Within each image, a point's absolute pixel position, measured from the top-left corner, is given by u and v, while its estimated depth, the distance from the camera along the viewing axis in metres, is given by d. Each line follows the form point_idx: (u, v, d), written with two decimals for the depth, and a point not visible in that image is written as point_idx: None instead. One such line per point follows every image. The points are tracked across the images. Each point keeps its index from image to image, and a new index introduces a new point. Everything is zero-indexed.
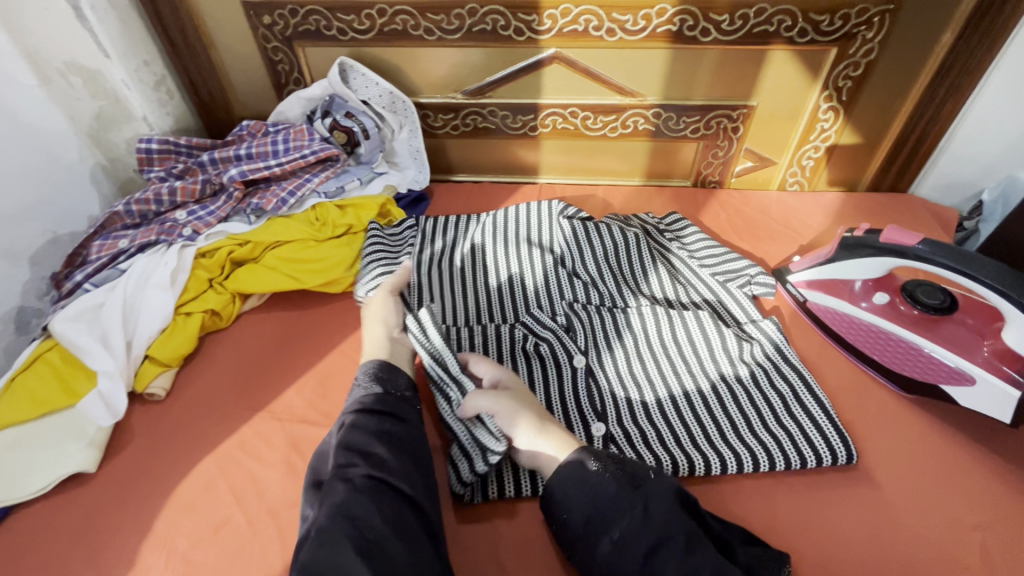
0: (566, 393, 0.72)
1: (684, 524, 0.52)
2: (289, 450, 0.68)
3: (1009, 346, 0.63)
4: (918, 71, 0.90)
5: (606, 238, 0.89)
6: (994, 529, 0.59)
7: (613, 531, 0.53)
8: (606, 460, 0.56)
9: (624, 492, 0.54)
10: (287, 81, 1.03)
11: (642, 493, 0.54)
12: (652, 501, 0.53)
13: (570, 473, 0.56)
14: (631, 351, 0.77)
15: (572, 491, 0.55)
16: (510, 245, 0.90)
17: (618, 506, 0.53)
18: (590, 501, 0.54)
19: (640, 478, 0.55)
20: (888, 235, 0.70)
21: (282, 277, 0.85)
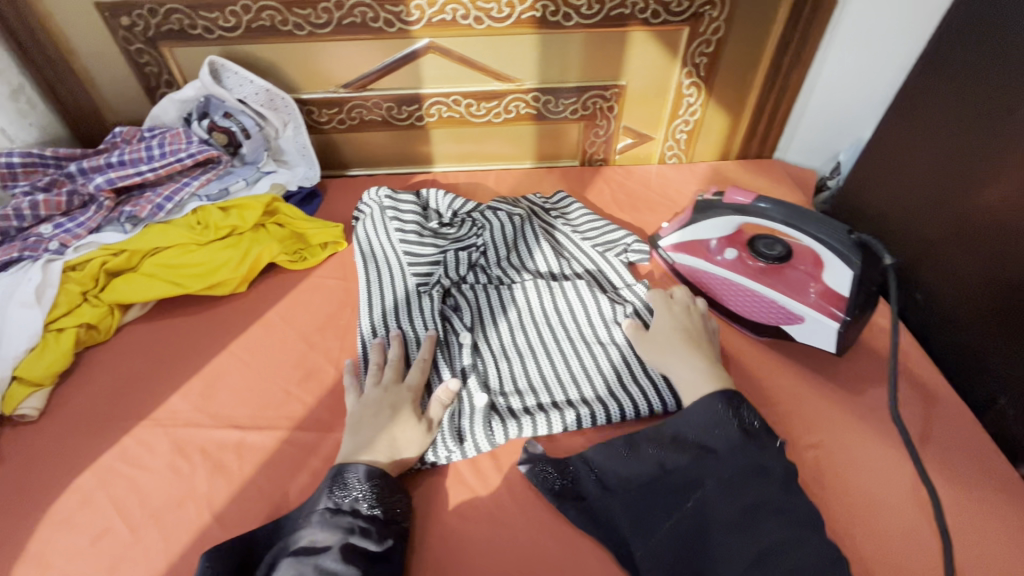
0: (460, 367, 0.75)
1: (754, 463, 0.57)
2: (173, 455, 0.68)
3: (831, 287, 0.71)
4: (763, 45, 0.99)
5: (491, 217, 0.91)
6: (827, 446, 0.67)
7: (721, 472, 0.57)
8: (733, 399, 0.62)
9: (751, 447, 0.58)
10: (158, 84, 0.99)
11: (765, 449, 0.58)
12: (776, 466, 0.57)
13: (709, 417, 0.61)
14: (515, 320, 0.81)
15: (704, 435, 0.60)
16: (398, 231, 0.90)
17: (746, 454, 0.58)
18: (724, 448, 0.59)
19: (770, 444, 0.59)
20: (729, 194, 0.78)
21: (163, 284, 0.83)
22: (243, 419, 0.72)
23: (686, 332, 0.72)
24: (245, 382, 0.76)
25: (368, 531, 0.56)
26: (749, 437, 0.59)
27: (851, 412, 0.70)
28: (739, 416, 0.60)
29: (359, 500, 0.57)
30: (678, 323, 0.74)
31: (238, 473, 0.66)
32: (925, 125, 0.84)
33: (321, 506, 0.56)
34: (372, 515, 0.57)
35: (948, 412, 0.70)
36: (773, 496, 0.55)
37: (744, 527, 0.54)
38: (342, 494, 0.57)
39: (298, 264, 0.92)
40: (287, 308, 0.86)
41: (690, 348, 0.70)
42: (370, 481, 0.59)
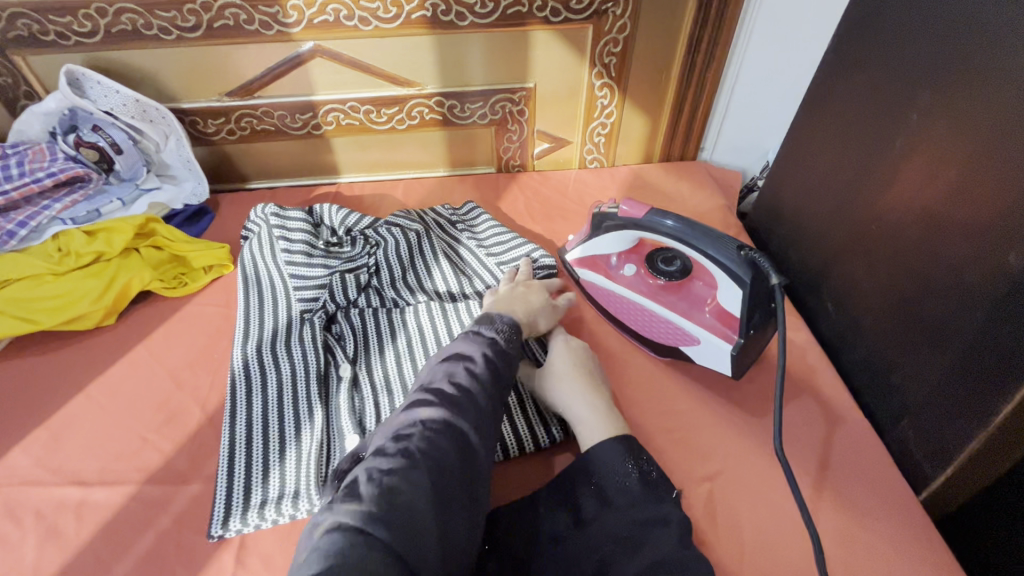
0: (335, 405, 0.68)
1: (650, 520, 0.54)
2: (2, 520, 0.61)
3: (723, 306, 0.66)
4: (675, 43, 0.94)
5: (388, 233, 0.85)
6: (722, 477, 0.63)
7: (622, 531, 0.54)
8: (637, 450, 0.60)
9: (646, 499, 0.56)
10: (17, 96, 0.90)
11: (661, 502, 0.56)
12: (669, 517, 0.54)
13: (605, 464, 0.58)
14: (403, 346, 0.74)
15: (603, 482, 0.58)
16: (285, 251, 0.84)
17: (641, 509, 0.55)
18: (621, 502, 0.56)
19: (666, 492, 0.57)
20: (621, 207, 0.72)
21: (11, 321, 0.75)
22: (89, 473, 0.64)
23: (584, 372, 0.67)
24: (97, 429, 0.68)
25: (497, 374, 0.56)
26: (646, 486, 0.57)
27: (750, 438, 0.66)
28: (637, 467, 0.58)
29: (498, 331, 0.60)
30: (574, 362, 0.69)
31: (74, 538, 0.59)
32: (830, 124, 0.79)
33: (473, 330, 0.60)
34: (502, 366, 0.57)
35: (850, 433, 0.67)
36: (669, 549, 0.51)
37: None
38: (485, 324, 0.61)
39: (175, 291, 0.84)
40: (158, 341, 0.78)
41: (592, 386, 0.66)
42: (509, 325, 0.62)
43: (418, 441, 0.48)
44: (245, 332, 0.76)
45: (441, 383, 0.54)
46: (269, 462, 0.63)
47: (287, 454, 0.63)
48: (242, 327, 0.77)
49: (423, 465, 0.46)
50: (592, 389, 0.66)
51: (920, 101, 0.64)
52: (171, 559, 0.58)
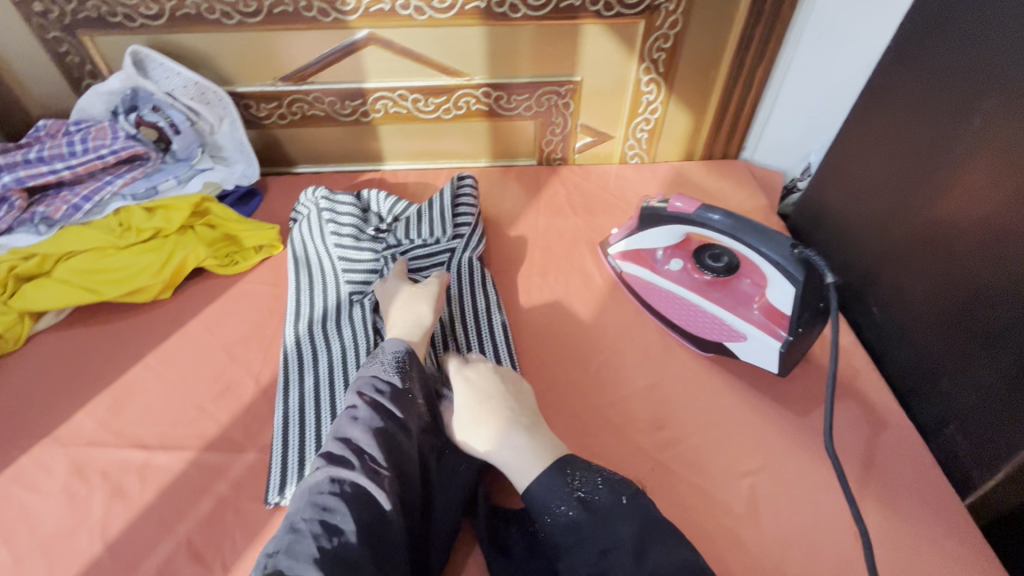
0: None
1: (614, 539, 0.49)
2: (71, 478, 0.64)
3: (773, 303, 0.66)
4: (725, 40, 0.94)
5: (435, 217, 0.86)
6: (765, 472, 0.64)
7: (585, 563, 0.50)
8: (575, 471, 0.54)
9: (592, 523, 0.50)
10: (82, 75, 0.93)
11: (613, 522, 0.50)
12: (624, 537, 0.49)
13: (543, 498, 0.53)
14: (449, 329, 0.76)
15: (545, 520, 0.53)
16: (335, 233, 0.86)
17: (595, 536, 0.50)
18: (568, 535, 0.51)
19: (615, 505, 0.51)
20: (670, 201, 0.73)
21: (75, 291, 0.79)
22: (150, 437, 0.67)
23: (478, 403, 0.59)
24: (156, 397, 0.71)
25: (391, 415, 0.56)
26: (588, 509, 0.51)
27: (795, 436, 0.67)
28: (578, 489, 0.52)
29: (378, 373, 0.59)
30: (476, 396, 0.60)
31: (138, 498, 0.62)
32: (884, 127, 0.79)
33: (359, 378, 0.59)
34: (410, 400, 0.58)
35: (895, 437, 0.67)
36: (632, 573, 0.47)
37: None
38: (365, 365, 0.61)
39: (227, 269, 0.87)
40: (212, 316, 0.81)
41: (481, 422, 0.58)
42: (394, 357, 0.61)
43: (335, 497, 0.49)
44: (297, 310, 0.79)
45: (341, 442, 0.53)
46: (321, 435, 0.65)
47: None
48: (297, 305, 0.80)
49: (368, 519, 0.48)
50: (487, 423, 0.58)
51: (983, 106, 0.63)
52: (228, 523, 0.60)
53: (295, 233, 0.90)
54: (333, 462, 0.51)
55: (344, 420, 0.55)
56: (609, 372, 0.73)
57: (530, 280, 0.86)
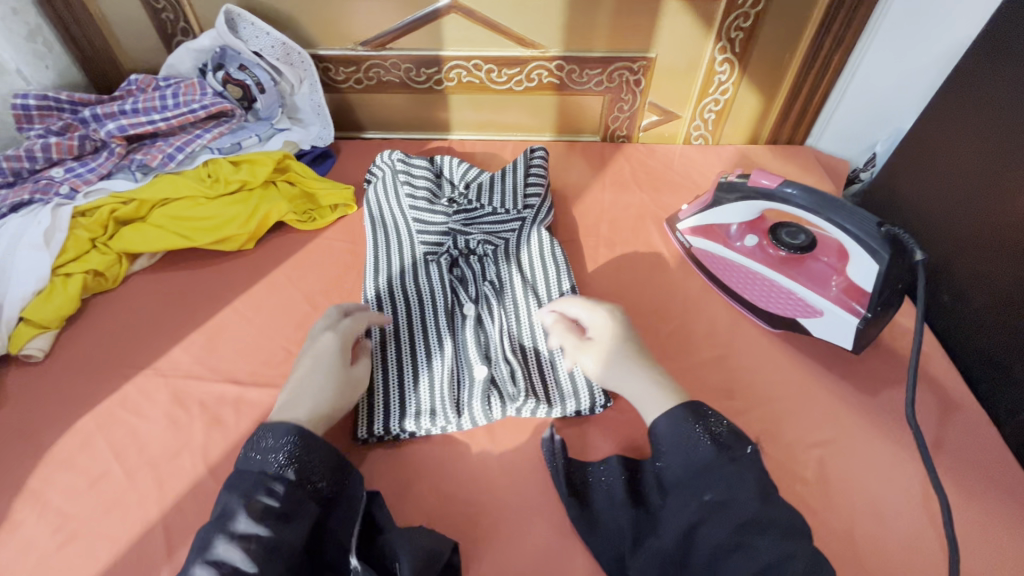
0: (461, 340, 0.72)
1: (736, 481, 0.48)
2: (172, 406, 0.68)
3: (853, 281, 0.68)
4: (805, 22, 0.93)
5: (508, 189, 0.86)
6: (836, 445, 0.65)
7: (704, 494, 0.49)
8: (703, 415, 0.53)
9: (722, 462, 0.49)
10: (174, 32, 0.98)
11: (738, 465, 0.49)
12: (750, 479, 0.48)
13: (670, 439, 0.52)
14: (522, 292, 0.77)
15: (668, 454, 0.52)
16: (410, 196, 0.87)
17: (720, 473, 0.49)
18: (691, 469, 0.50)
19: (741, 451, 0.50)
20: (753, 177, 0.73)
21: (170, 236, 0.83)
22: (242, 374, 0.71)
23: (621, 345, 0.61)
24: (246, 338, 0.75)
25: (277, 519, 0.47)
26: (719, 448, 0.50)
27: (866, 413, 0.67)
28: (706, 429, 0.51)
29: (268, 459, 0.51)
30: (612, 338, 0.62)
31: (235, 427, 0.66)
32: (969, 115, 0.78)
33: (240, 472, 0.50)
34: (316, 446, 0.52)
35: (965, 420, 0.67)
36: (754, 510, 0.46)
37: (728, 542, 0.46)
38: (254, 453, 0.51)
39: (306, 225, 0.90)
40: (294, 268, 0.85)
41: (622, 360, 0.60)
42: (285, 443, 0.52)
43: None
44: (374, 266, 0.82)
45: (225, 545, 0.45)
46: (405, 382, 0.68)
47: (421, 377, 0.69)
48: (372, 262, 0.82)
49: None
50: (629, 363, 0.60)
51: None
52: None
53: (374, 194, 0.92)
54: (225, 522, 0.47)
55: (244, 475, 0.50)
56: (679, 341, 0.75)
57: (598, 250, 0.87)
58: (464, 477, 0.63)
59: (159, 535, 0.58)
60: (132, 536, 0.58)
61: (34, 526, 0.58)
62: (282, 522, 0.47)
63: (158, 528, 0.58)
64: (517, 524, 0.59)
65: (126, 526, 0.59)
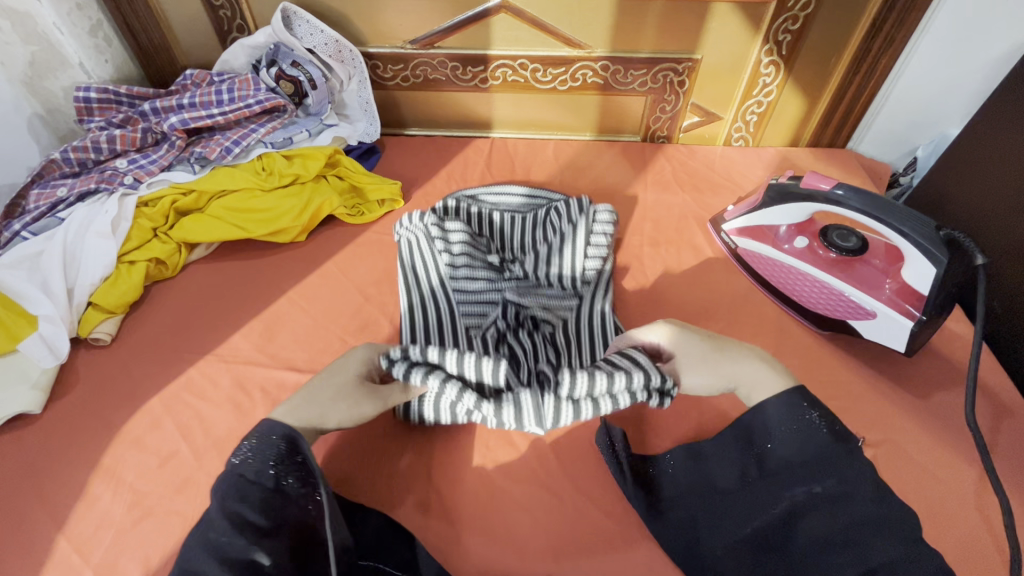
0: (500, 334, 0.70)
1: (850, 472, 0.48)
2: (234, 390, 0.70)
3: (907, 284, 0.68)
4: (854, 26, 0.93)
5: (565, 218, 0.82)
6: (887, 446, 0.65)
7: (814, 485, 0.49)
8: (823, 410, 0.52)
9: (839, 454, 0.49)
10: (230, 29, 1.01)
11: (857, 460, 0.49)
12: (863, 474, 0.48)
13: (780, 424, 0.53)
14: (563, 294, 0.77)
15: (778, 438, 0.53)
16: (448, 201, 0.86)
17: (835, 464, 0.49)
18: (804, 457, 0.50)
19: (856, 448, 0.50)
20: (807, 180, 0.73)
21: (227, 227, 0.86)
22: (301, 362, 0.74)
23: (709, 342, 0.59)
24: (303, 326, 0.78)
25: (254, 524, 0.47)
26: (838, 441, 0.50)
27: (917, 416, 0.68)
28: (822, 417, 0.52)
29: (246, 467, 0.50)
30: (696, 339, 0.59)
31: None
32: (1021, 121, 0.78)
33: (223, 475, 0.51)
34: (301, 454, 0.51)
35: (1020, 425, 0.67)
36: (867, 508, 0.46)
37: (836, 534, 0.46)
38: (235, 459, 0.52)
39: (355, 219, 0.92)
40: (345, 260, 0.87)
41: (714, 358, 0.58)
42: (269, 450, 0.51)
43: None
44: (406, 260, 0.80)
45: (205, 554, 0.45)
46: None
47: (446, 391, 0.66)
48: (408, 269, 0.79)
49: None
50: (731, 358, 0.58)
51: None
52: (377, 442, 0.66)
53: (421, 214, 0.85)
54: (205, 531, 0.47)
55: (228, 482, 0.50)
56: None
57: (643, 248, 0.88)
58: (518, 467, 0.64)
59: None
60: (202, 513, 0.60)
61: (109, 503, 0.61)
62: (256, 537, 0.46)
63: None
64: (572, 513, 0.60)
65: (196, 504, 0.61)
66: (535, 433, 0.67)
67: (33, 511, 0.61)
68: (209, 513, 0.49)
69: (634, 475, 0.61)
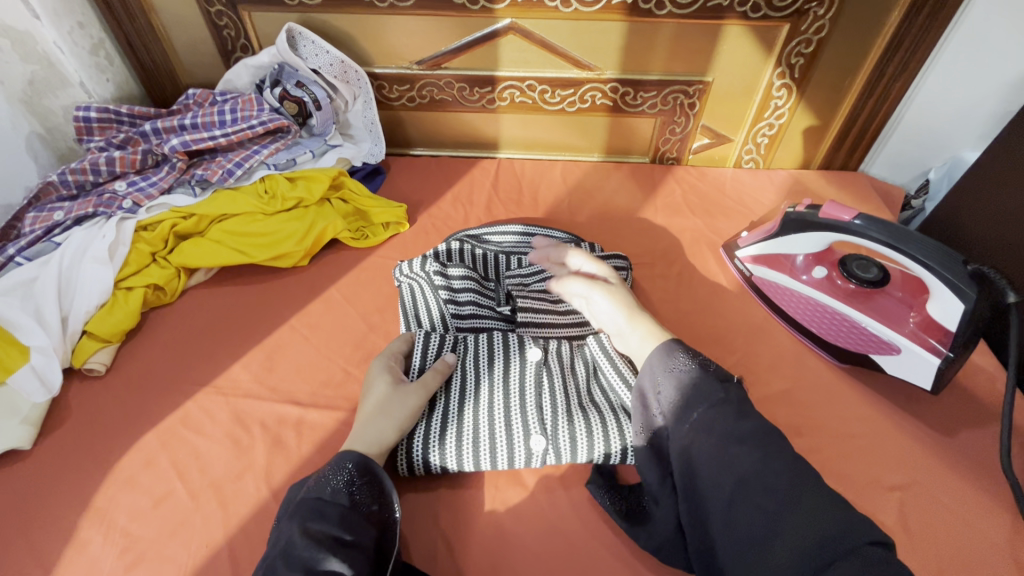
0: (509, 380, 0.65)
1: (712, 399, 0.50)
2: (233, 426, 0.68)
3: (932, 318, 0.66)
4: (867, 51, 0.92)
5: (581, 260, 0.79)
6: (915, 488, 0.62)
7: (694, 416, 0.50)
8: (693, 353, 0.55)
9: (710, 385, 0.51)
10: (234, 48, 1.00)
11: (728, 389, 0.51)
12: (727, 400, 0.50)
13: (681, 385, 0.52)
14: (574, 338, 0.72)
15: (670, 390, 0.53)
16: (451, 244, 0.82)
17: (708, 395, 0.51)
18: (686, 399, 0.51)
19: (728, 381, 0.52)
20: (826, 211, 0.71)
21: (227, 251, 0.83)
22: (302, 395, 0.71)
23: (629, 295, 0.68)
24: (305, 356, 0.75)
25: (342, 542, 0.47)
26: (713, 378, 0.52)
27: (944, 456, 0.65)
28: (693, 360, 0.54)
29: (341, 483, 0.51)
30: (621, 288, 0.68)
31: (297, 450, 0.65)
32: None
33: (309, 491, 0.50)
34: (379, 478, 0.52)
35: None
36: (735, 424, 0.48)
37: (719, 458, 0.46)
38: (331, 474, 0.51)
39: (360, 242, 0.90)
40: (348, 286, 0.85)
41: (621, 297, 0.67)
42: (358, 470, 0.52)
43: None
44: (409, 299, 0.77)
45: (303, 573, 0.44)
46: (457, 423, 0.62)
47: (452, 434, 0.61)
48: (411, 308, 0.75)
49: None
50: (637, 310, 0.65)
51: None
52: None
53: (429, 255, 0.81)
54: (288, 548, 0.46)
55: (303, 500, 0.49)
56: (743, 373, 0.73)
57: (656, 275, 0.85)
58: (529, 509, 0.61)
59: (223, 561, 0.57)
60: (197, 560, 0.57)
61: (100, 547, 0.58)
62: (339, 549, 0.46)
63: (222, 553, 0.58)
64: (586, 560, 0.57)
65: (191, 550, 0.58)
66: (546, 472, 0.64)
67: (19, 557, 0.58)
68: (282, 530, 0.48)
69: (615, 510, 0.59)
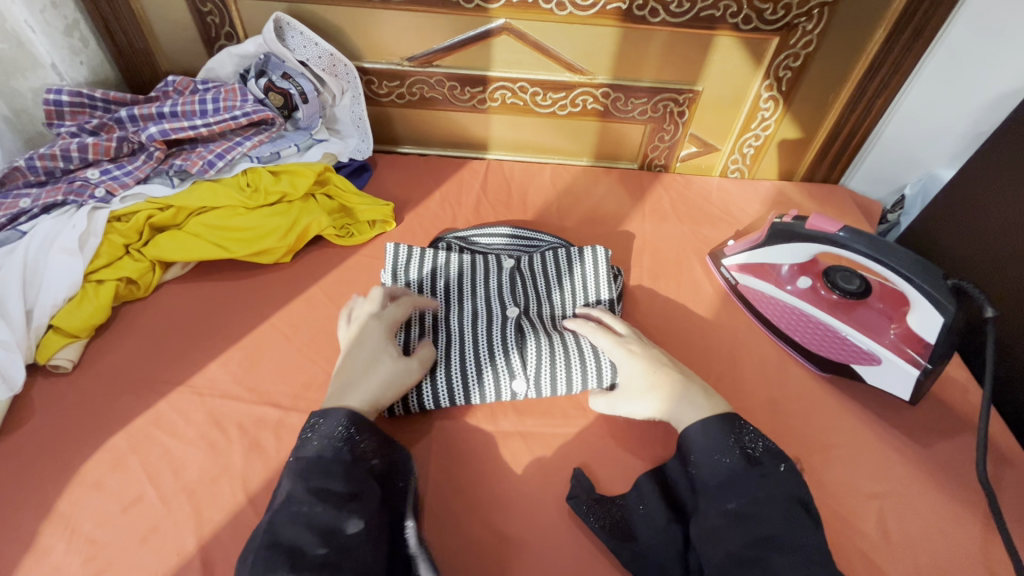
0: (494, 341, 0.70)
1: (742, 486, 0.51)
2: (209, 427, 0.65)
3: (912, 330, 0.68)
4: (851, 67, 0.94)
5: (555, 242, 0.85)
6: (893, 497, 0.63)
7: (728, 503, 0.51)
8: (739, 434, 0.55)
9: (750, 475, 0.52)
10: (218, 36, 0.97)
11: (768, 480, 0.51)
12: (775, 493, 0.50)
13: (705, 451, 0.55)
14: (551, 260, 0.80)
15: (701, 465, 0.55)
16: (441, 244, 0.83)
17: (749, 486, 0.51)
18: (721, 478, 0.53)
19: (774, 469, 0.52)
20: (813, 223, 0.72)
21: (207, 245, 0.81)
22: (283, 397, 0.68)
23: (656, 373, 0.63)
24: (286, 356, 0.73)
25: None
26: (750, 464, 0.53)
27: (920, 464, 0.66)
28: (736, 444, 0.55)
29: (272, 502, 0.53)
30: (648, 365, 0.64)
31: (276, 454, 0.63)
32: (1014, 175, 0.78)
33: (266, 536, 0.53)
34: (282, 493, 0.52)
35: (1021, 475, 0.66)
36: (757, 500, 0.50)
37: (745, 544, 0.48)
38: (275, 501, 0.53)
39: (346, 241, 0.88)
40: (332, 285, 0.82)
41: (648, 385, 0.63)
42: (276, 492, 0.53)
43: None
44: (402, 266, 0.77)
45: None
46: (466, 387, 0.67)
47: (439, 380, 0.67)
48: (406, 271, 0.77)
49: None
50: (663, 392, 0.62)
51: None
52: None
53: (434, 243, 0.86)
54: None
55: (304, 463, 0.51)
56: (729, 382, 0.74)
57: (643, 282, 0.86)
58: (515, 516, 0.60)
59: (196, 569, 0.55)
60: (168, 569, 0.55)
61: (63, 555, 0.55)
62: (346, 504, 0.49)
63: (195, 561, 0.55)
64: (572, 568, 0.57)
65: (162, 558, 0.55)
66: (533, 478, 0.63)
67: None
68: (280, 494, 0.50)
69: (597, 525, 0.58)
